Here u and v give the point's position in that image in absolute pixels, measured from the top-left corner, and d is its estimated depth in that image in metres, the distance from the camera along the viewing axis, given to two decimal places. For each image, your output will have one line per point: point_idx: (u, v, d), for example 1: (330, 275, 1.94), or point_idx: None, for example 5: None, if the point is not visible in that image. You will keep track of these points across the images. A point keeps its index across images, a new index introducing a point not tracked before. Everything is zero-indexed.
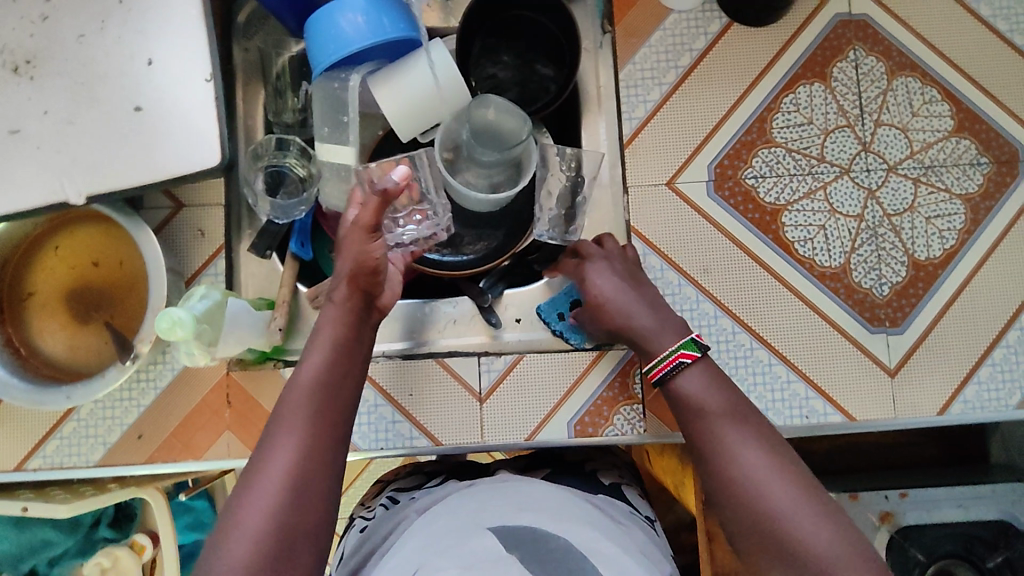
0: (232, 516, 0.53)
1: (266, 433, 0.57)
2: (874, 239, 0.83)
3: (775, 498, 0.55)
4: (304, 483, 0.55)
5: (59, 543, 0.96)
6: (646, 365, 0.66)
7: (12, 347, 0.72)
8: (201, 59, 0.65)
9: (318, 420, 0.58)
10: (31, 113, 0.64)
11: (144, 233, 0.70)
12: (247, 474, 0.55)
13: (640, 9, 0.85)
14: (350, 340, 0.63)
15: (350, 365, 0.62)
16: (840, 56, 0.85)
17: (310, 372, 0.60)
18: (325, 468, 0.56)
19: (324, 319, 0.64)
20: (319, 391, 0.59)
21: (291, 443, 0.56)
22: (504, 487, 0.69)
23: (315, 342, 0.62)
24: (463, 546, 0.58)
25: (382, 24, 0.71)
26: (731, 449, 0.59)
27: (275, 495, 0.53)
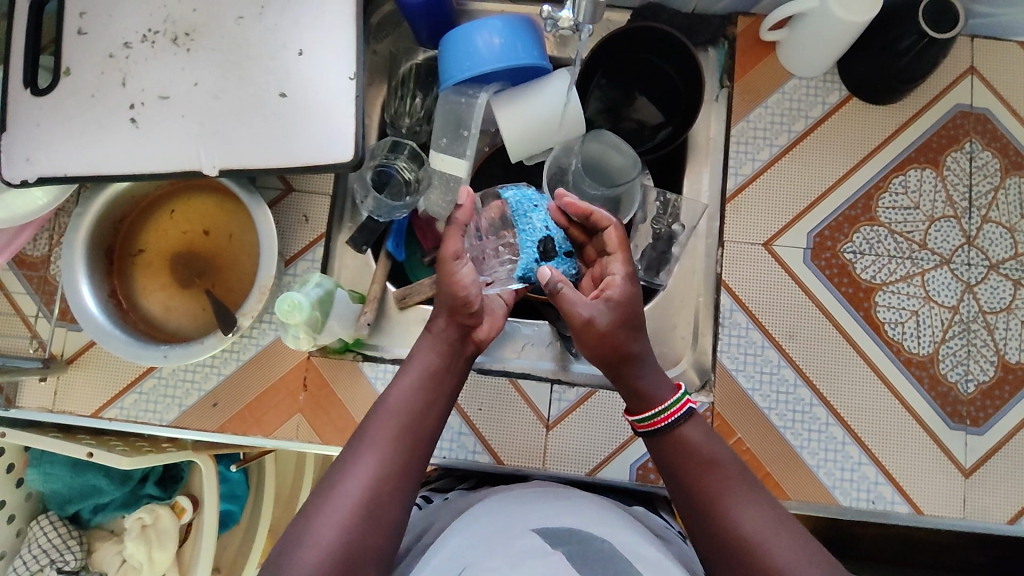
0: (307, 521, 0.59)
1: (349, 451, 0.63)
2: (966, 334, 0.82)
3: (779, 558, 0.57)
4: (373, 508, 0.60)
5: (108, 493, 0.98)
6: (642, 415, 0.66)
7: (117, 299, 0.75)
8: (347, 58, 0.67)
9: (397, 446, 0.63)
10: (181, 82, 0.67)
11: (261, 211, 0.72)
12: (325, 485, 0.61)
13: (762, 69, 0.85)
14: (439, 372, 0.68)
15: (435, 396, 0.67)
16: (956, 146, 0.85)
17: (399, 401, 0.66)
18: (395, 494, 0.61)
19: (420, 347, 0.70)
20: (406, 416, 0.65)
21: (370, 466, 0.61)
22: (543, 494, 0.71)
23: (411, 368, 0.68)
24: (511, 543, 0.60)
25: (516, 49, 0.74)
26: (727, 506, 0.61)
27: (348, 513, 0.59)
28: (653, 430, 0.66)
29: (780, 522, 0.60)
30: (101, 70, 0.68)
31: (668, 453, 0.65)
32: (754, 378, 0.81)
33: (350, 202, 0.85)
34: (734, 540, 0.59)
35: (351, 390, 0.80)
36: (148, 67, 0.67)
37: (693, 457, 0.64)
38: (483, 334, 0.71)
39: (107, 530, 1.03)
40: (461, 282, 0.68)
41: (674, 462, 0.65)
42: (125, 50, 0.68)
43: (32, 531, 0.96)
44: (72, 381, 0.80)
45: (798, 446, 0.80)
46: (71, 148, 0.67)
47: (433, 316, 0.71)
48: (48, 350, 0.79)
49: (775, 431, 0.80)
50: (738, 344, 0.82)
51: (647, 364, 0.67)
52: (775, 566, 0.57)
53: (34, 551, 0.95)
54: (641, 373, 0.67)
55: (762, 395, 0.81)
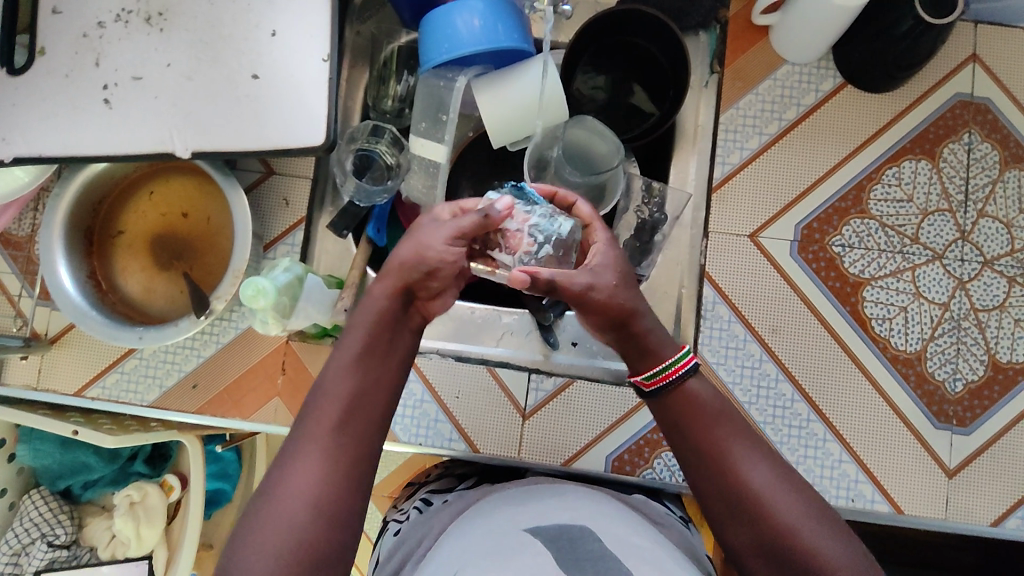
0: (254, 520, 0.53)
1: (292, 440, 0.56)
2: (956, 331, 0.80)
3: (786, 515, 0.56)
4: (324, 493, 0.54)
5: (97, 470, 0.99)
6: (645, 371, 0.63)
7: (95, 280, 0.75)
8: (321, 41, 0.67)
9: (347, 427, 0.57)
10: (154, 63, 0.67)
11: (235, 193, 0.72)
12: (268, 482, 0.55)
13: (754, 55, 0.83)
14: (379, 341, 0.61)
15: (380, 370, 0.61)
16: (953, 137, 0.82)
17: (338, 378, 0.59)
18: (349, 484, 0.55)
19: (359, 317, 0.61)
20: (348, 393, 0.58)
21: (320, 449, 0.55)
22: (533, 493, 0.73)
23: (345, 344, 0.60)
24: (504, 544, 0.61)
25: (497, 30, 0.72)
26: (740, 460, 0.59)
27: (300, 511, 0.53)
28: (656, 389, 0.63)
29: (793, 482, 0.59)
30: (75, 50, 0.68)
31: (666, 414, 0.64)
32: (735, 372, 0.80)
33: (332, 186, 0.85)
34: (736, 498, 0.58)
35: None
36: (121, 47, 0.67)
37: (697, 412, 0.61)
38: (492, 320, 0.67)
39: (98, 505, 1.04)
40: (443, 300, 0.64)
41: (679, 420, 0.62)
42: (98, 30, 0.68)
43: (23, 504, 0.98)
44: (55, 360, 0.81)
45: (778, 442, 0.79)
46: (46, 127, 0.67)
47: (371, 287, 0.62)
48: (31, 329, 0.80)
49: (755, 426, 0.79)
50: (720, 337, 0.80)
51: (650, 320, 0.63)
52: (783, 525, 0.56)
53: (27, 524, 0.97)
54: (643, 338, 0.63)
55: (743, 389, 0.79)
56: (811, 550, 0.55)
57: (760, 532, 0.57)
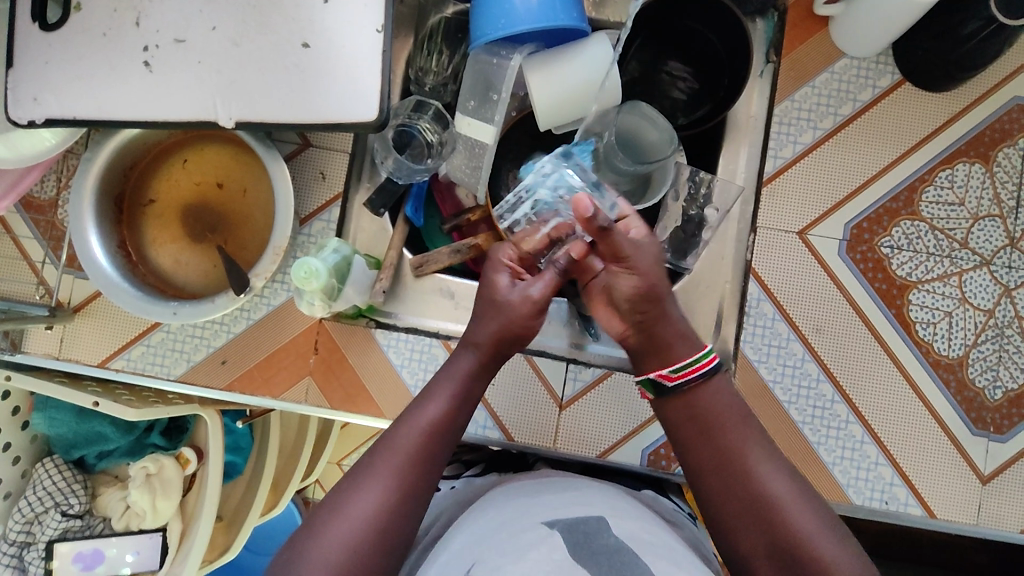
0: (315, 529, 0.59)
1: (365, 467, 0.63)
2: (998, 339, 0.79)
3: (797, 519, 0.60)
4: (383, 526, 0.60)
5: (113, 440, 0.98)
6: (671, 366, 0.67)
7: (126, 250, 0.73)
8: (374, 9, 0.63)
9: (418, 466, 0.63)
10: (198, 25, 0.63)
11: (278, 167, 0.69)
12: (334, 500, 0.61)
13: (812, 46, 0.81)
14: (465, 397, 0.67)
15: (462, 423, 0.66)
16: (1008, 141, 0.80)
17: (425, 422, 0.64)
18: (406, 517, 0.61)
19: (453, 369, 0.68)
20: (429, 438, 0.64)
21: (385, 486, 0.61)
22: (551, 485, 0.72)
23: (436, 390, 0.66)
24: (520, 538, 0.59)
25: (555, 8, 0.69)
26: (756, 466, 0.64)
27: (360, 534, 0.59)
28: (678, 384, 0.67)
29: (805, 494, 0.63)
30: (114, 7, 0.64)
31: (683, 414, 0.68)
32: (776, 370, 0.79)
33: (370, 161, 0.82)
34: (750, 501, 0.62)
35: (363, 356, 0.78)
36: (163, 6, 0.64)
37: (716, 416, 0.66)
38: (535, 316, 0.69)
39: (112, 475, 1.03)
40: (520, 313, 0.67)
41: (698, 423, 0.67)
42: None
43: (36, 472, 0.96)
44: (78, 330, 0.78)
45: (816, 442, 0.78)
46: (81, 87, 0.64)
47: (470, 334, 0.69)
48: (55, 297, 0.77)
49: (794, 426, 0.78)
50: (762, 335, 0.79)
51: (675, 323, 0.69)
52: (792, 527, 0.60)
53: (40, 493, 0.95)
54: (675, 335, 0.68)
55: (783, 388, 0.78)
56: (820, 558, 0.58)
57: (771, 534, 0.60)
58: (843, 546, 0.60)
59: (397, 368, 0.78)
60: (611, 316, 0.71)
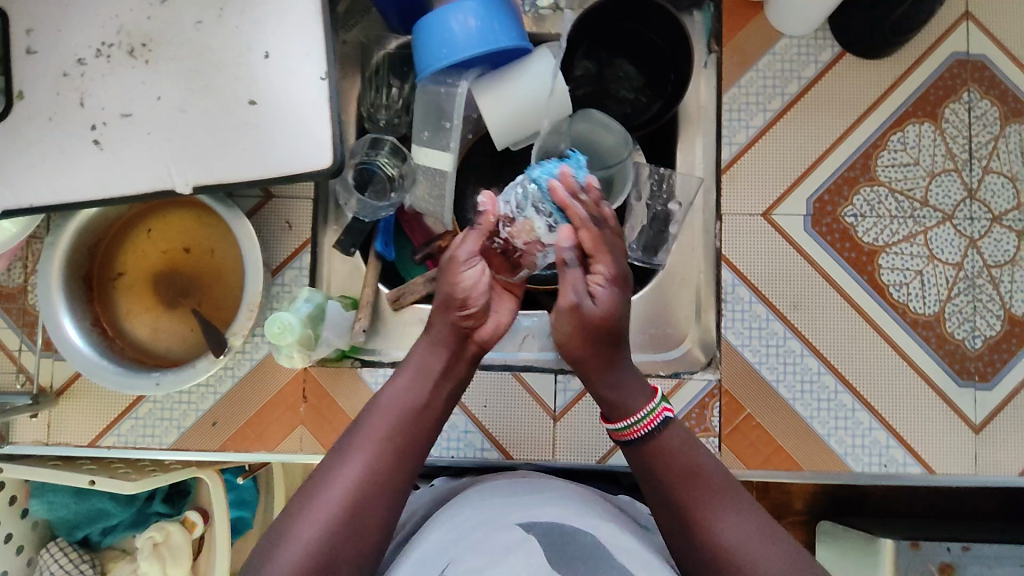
0: (290, 526, 0.58)
1: (337, 451, 0.62)
2: (971, 290, 0.81)
3: (754, 570, 0.58)
4: (359, 504, 0.59)
5: (115, 515, 0.97)
6: (626, 421, 0.64)
7: (101, 327, 0.72)
8: (316, 56, 0.63)
9: (384, 445, 0.62)
10: (142, 96, 0.63)
11: (242, 225, 0.69)
12: (308, 491, 0.60)
13: (751, 30, 0.82)
14: (429, 374, 0.66)
15: (429, 399, 0.65)
16: (954, 96, 0.82)
17: (390, 401, 0.64)
18: (379, 494, 0.60)
19: (414, 349, 0.67)
20: (396, 413, 0.63)
21: (357, 463, 0.61)
22: (527, 485, 0.73)
23: (402, 369, 0.66)
24: (494, 540, 0.60)
25: (494, 31, 0.70)
26: (711, 517, 0.60)
27: (334, 514, 0.58)
28: (629, 440, 0.65)
29: (765, 537, 0.60)
30: (56, 90, 0.63)
31: (643, 464, 0.64)
32: (760, 351, 0.80)
33: (335, 203, 0.82)
34: (703, 556, 0.60)
35: (353, 398, 0.78)
36: (104, 83, 0.63)
37: (675, 472, 0.62)
38: (484, 331, 0.68)
39: (119, 549, 1.02)
40: (462, 284, 0.66)
41: (654, 477, 0.63)
42: (78, 67, 0.64)
43: (43, 559, 0.95)
44: (65, 412, 0.78)
45: (809, 417, 0.79)
46: (33, 174, 0.63)
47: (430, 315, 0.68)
48: (36, 384, 0.77)
49: (785, 403, 0.79)
50: (742, 319, 0.80)
51: (624, 371, 0.65)
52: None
53: None
54: (613, 383, 0.65)
55: (770, 367, 0.80)
56: None
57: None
58: None
59: None
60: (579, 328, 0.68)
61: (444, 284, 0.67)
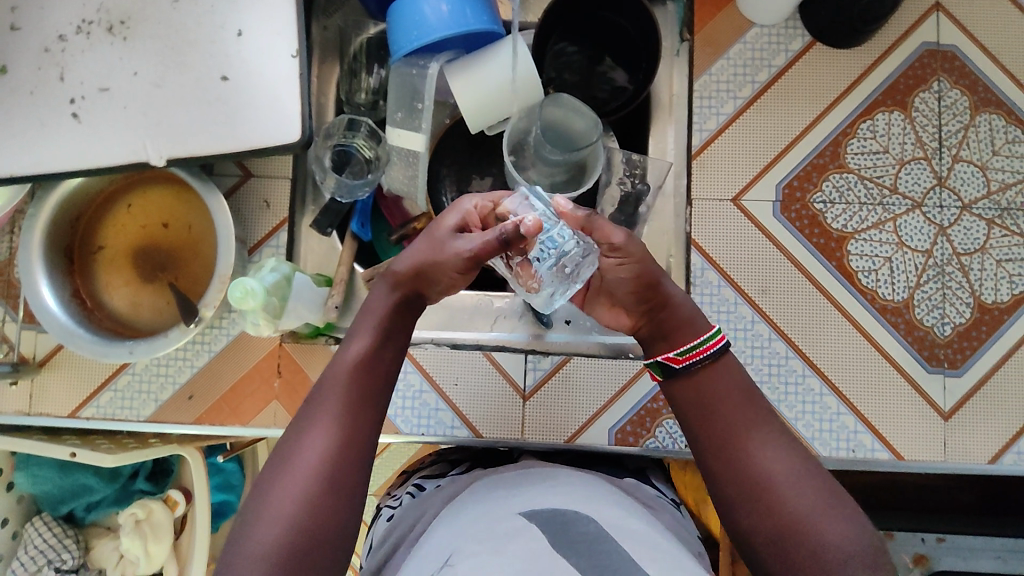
0: (266, 497, 0.56)
1: (302, 419, 0.61)
2: (940, 277, 0.81)
3: (796, 500, 0.58)
4: (334, 471, 0.58)
5: (99, 491, 0.99)
6: (676, 349, 0.65)
7: (81, 298, 0.74)
8: (288, 36, 0.66)
9: (353, 408, 0.61)
10: (120, 71, 0.66)
11: (215, 200, 0.71)
12: (279, 460, 0.59)
13: (722, 20, 0.84)
14: (387, 335, 0.65)
15: (387, 360, 0.65)
16: (923, 86, 0.83)
17: (350, 363, 0.63)
18: (353, 461, 0.59)
19: (368, 311, 0.66)
20: (357, 375, 0.62)
21: (324, 429, 0.59)
22: (527, 478, 0.69)
23: (358, 332, 0.65)
24: (496, 529, 0.59)
25: (465, 14, 0.71)
26: (759, 443, 0.61)
27: (309, 482, 0.57)
28: (682, 365, 0.65)
29: (808, 469, 0.60)
30: (38, 65, 0.66)
31: (690, 393, 0.65)
32: (728, 335, 0.81)
33: (312, 183, 0.85)
34: (746, 483, 0.60)
35: None
36: (84, 58, 0.66)
37: (720, 398, 0.64)
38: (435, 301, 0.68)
39: (103, 527, 1.04)
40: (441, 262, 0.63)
41: (704, 403, 0.64)
42: (60, 43, 0.66)
43: (27, 533, 0.97)
44: (46, 383, 0.80)
45: (776, 400, 0.80)
46: (15, 146, 0.66)
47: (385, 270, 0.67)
48: (19, 354, 0.79)
49: (753, 387, 0.80)
50: (711, 302, 0.81)
51: (679, 301, 0.67)
52: (791, 507, 0.57)
53: (32, 552, 0.96)
54: (682, 308, 0.67)
55: (738, 351, 0.80)
56: (815, 539, 0.56)
57: (762, 519, 0.58)
58: (835, 523, 0.56)
59: None
60: (615, 315, 0.70)
61: (407, 253, 0.66)
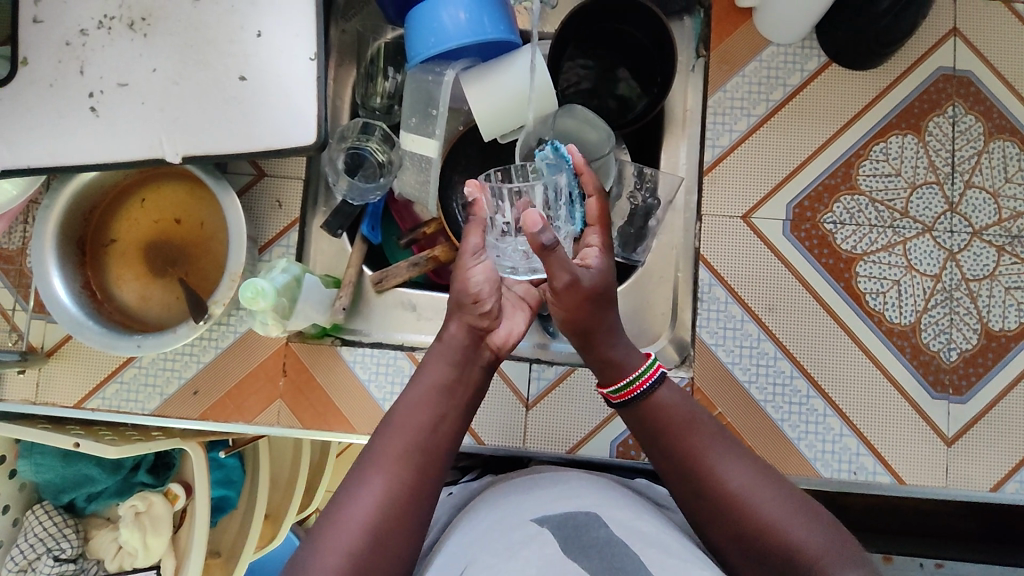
0: (318, 544, 0.57)
1: (358, 467, 0.61)
2: (948, 302, 0.81)
3: (762, 510, 0.58)
4: (388, 521, 0.58)
5: (100, 481, 0.99)
6: (614, 385, 0.67)
7: (91, 290, 0.75)
8: (307, 38, 0.66)
9: (419, 453, 0.62)
10: (139, 67, 0.67)
11: (229, 197, 0.72)
12: (332, 509, 0.59)
13: (739, 37, 0.84)
14: (444, 387, 0.66)
15: (445, 410, 0.65)
16: (938, 110, 0.83)
17: (405, 413, 0.63)
18: (408, 512, 0.59)
19: (428, 364, 0.67)
20: (413, 426, 0.63)
21: (381, 479, 0.59)
22: (538, 483, 0.71)
23: (417, 385, 0.65)
24: (508, 536, 0.59)
25: (483, 23, 0.72)
26: (715, 461, 0.62)
27: (360, 529, 0.57)
28: (622, 402, 0.67)
29: (769, 479, 0.61)
30: (59, 58, 0.67)
31: (641, 424, 0.66)
32: (734, 352, 0.81)
33: (324, 185, 0.85)
34: (709, 500, 0.61)
35: (331, 374, 0.80)
36: (105, 53, 0.67)
37: (672, 421, 0.64)
38: (501, 340, 0.69)
39: (103, 517, 1.04)
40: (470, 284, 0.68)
41: (655, 431, 0.65)
42: (81, 37, 0.67)
43: (27, 520, 0.98)
44: (53, 372, 0.80)
45: (779, 419, 0.80)
46: (33, 138, 0.66)
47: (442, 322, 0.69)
48: (27, 342, 0.80)
49: (756, 405, 0.80)
50: (717, 318, 0.81)
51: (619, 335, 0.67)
52: (761, 518, 0.58)
53: (31, 540, 0.96)
54: (619, 341, 0.67)
55: (742, 368, 0.80)
56: (790, 543, 0.56)
57: (732, 533, 0.59)
58: (808, 526, 0.57)
59: (365, 383, 0.80)
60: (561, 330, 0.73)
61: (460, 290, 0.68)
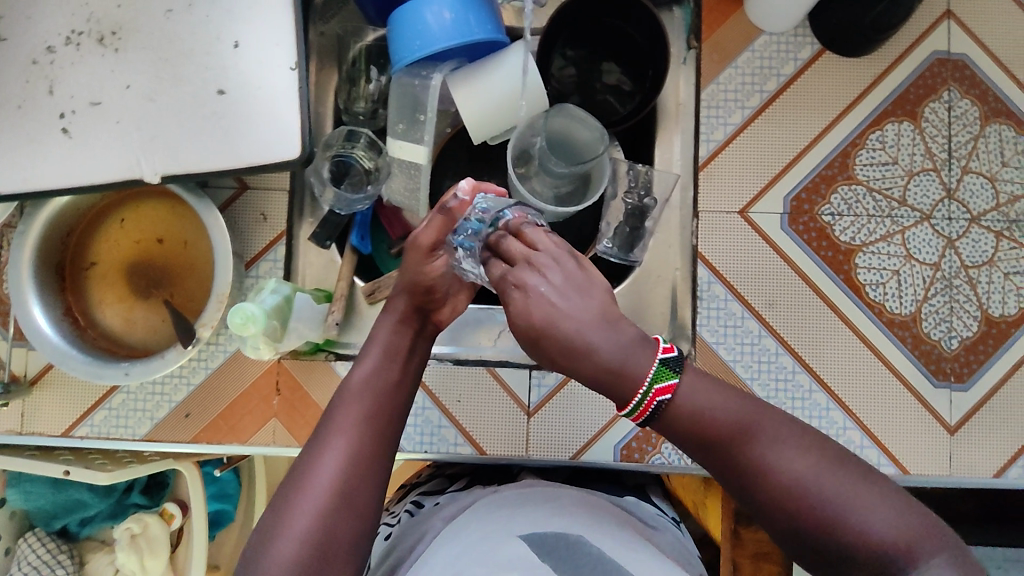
0: (282, 514, 0.55)
1: (317, 436, 0.59)
2: (948, 290, 0.80)
3: (829, 502, 0.49)
4: (351, 487, 0.56)
5: (93, 505, 0.97)
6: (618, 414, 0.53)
7: (72, 316, 0.72)
8: (286, 46, 0.63)
9: (377, 421, 0.60)
10: (111, 85, 0.63)
11: (213, 216, 0.69)
12: (292, 480, 0.56)
13: (730, 28, 0.82)
14: (396, 350, 0.63)
15: (400, 376, 0.63)
16: (934, 95, 0.82)
17: (359, 378, 0.61)
18: (369, 476, 0.57)
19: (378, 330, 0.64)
20: (369, 391, 0.61)
21: (340, 445, 0.57)
22: (531, 497, 0.68)
23: (369, 350, 0.63)
24: (500, 550, 0.57)
25: (468, 22, 0.69)
26: (769, 451, 0.51)
27: (322, 497, 0.55)
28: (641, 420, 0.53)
29: (831, 460, 0.51)
30: (25, 78, 0.64)
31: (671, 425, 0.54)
32: (735, 349, 0.80)
33: (310, 196, 0.82)
34: (762, 500, 0.51)
35: (326, 390, 0.78)
36: (74, 71, 0.64)
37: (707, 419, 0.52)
38: (445, 315, 0.67)
39: (98, 540, 1.02)
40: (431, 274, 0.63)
41: (687, 432, 0.53)
42: (48, 55, 0.64)
43: (20, 548, 0.96)
44: (38, 402, 0.78)
45: None
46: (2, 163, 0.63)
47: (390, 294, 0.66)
48: (9, 372, 0.77)
49: None
50: (718, 317, 0.80)
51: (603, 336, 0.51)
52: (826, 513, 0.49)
53: (25, 568, 0.94)
54: (608, 343, 0.51)
55: (745, 365, 0.79)
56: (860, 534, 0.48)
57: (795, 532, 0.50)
58: (879, 509, 0.49)
59: None
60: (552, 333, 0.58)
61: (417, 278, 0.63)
